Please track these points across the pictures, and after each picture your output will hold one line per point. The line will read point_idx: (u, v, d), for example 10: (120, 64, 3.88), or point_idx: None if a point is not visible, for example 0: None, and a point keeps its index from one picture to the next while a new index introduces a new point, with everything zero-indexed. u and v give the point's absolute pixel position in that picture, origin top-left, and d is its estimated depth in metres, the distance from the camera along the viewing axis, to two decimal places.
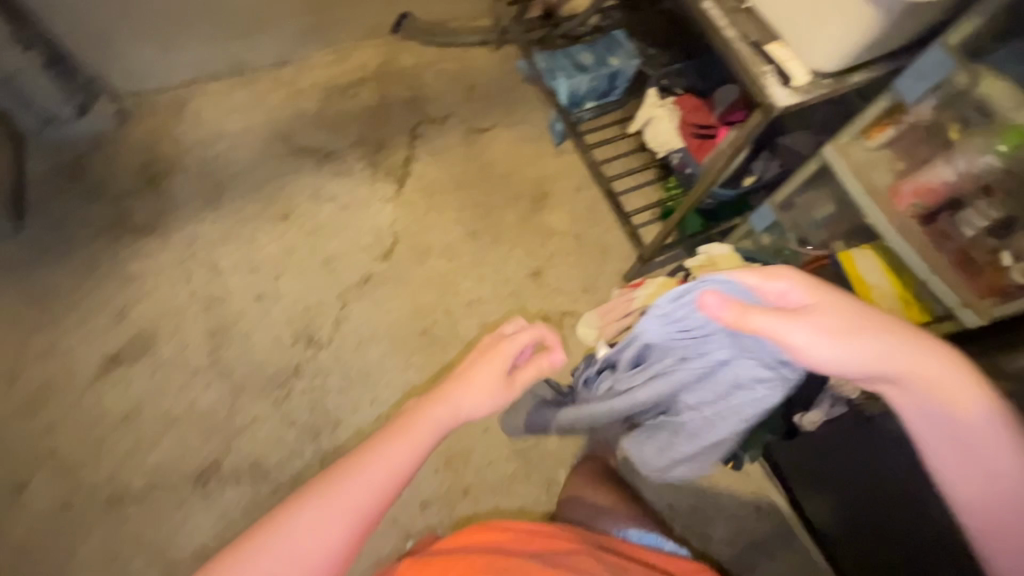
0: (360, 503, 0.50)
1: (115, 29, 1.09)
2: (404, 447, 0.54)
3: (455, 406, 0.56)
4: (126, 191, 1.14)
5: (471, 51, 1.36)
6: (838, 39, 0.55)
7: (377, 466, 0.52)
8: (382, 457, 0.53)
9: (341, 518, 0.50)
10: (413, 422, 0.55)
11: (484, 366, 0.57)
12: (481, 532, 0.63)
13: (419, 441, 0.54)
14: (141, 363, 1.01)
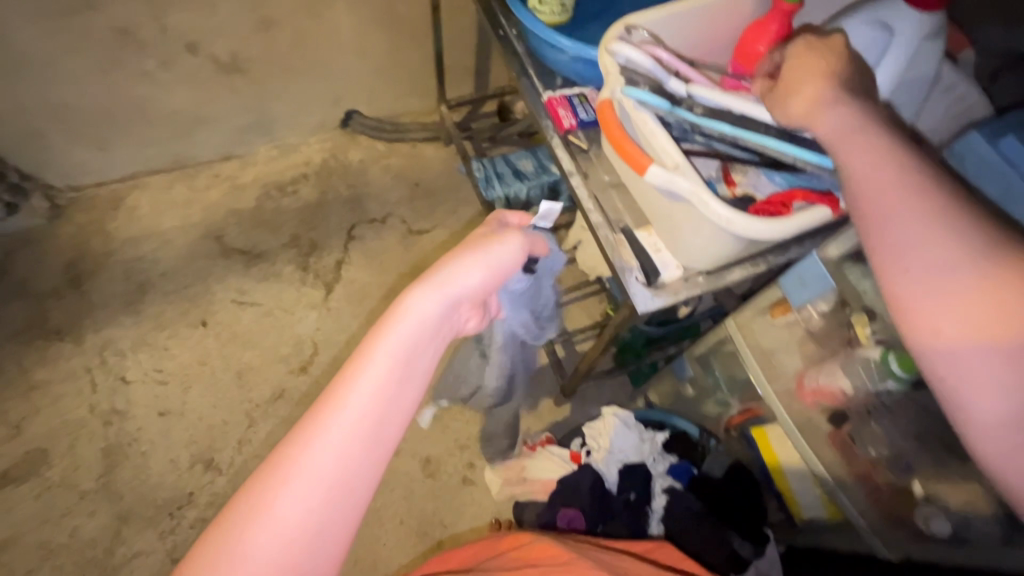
0: (367, 440, 0.37)
1: (43, 132, 1.08)
2: (384, 366, 0.38)
3: (447, 283, 0.44)
4: (45, 291, 1.11)
5: (419, 146, 1.33)
6: (699, 244, 0.49)
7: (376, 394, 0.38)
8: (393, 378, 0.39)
9: (329, 482, 0.36)
10: (388, 327, 0.40)
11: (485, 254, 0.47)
12: (458, 555, 0.64)
13: (405, 351, 0.39)
14: (29, 483, 0.96)
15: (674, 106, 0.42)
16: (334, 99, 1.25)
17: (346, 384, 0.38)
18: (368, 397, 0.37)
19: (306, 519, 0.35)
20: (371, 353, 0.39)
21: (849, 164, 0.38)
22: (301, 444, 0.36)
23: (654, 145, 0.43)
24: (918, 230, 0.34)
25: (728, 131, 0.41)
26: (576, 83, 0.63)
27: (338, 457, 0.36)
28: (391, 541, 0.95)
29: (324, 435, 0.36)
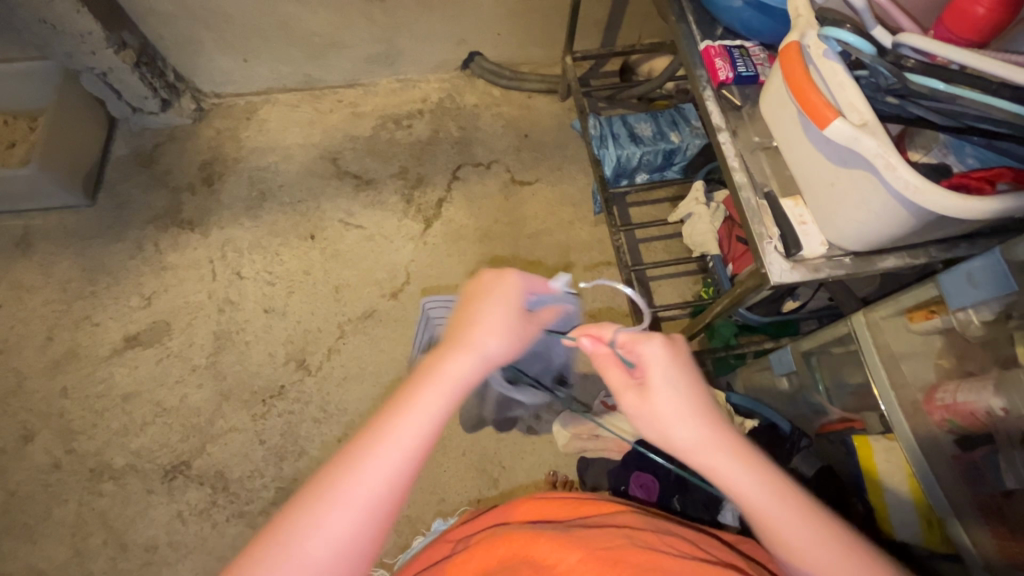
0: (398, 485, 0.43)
1: (201, 34, 1.16)
2: (416, 419, 0.45)
3: (481, 349, 0.49)
4: (182, 185, 1.23)
5: (535, 97, 1.31)
6: (860, 217, 0.45)
7: (413, 422, 0.45)
8: (419, 413, 0.45)
9: (375, 509, 0.42)
10: (429, 378, 0.47)
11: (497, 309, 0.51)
12: (529, 505, 0.56)
13: (436, 408, 0.46)
14: (154, 348, 1.09)
15: (878, 55, 0.38)
16: (460, 38, 1.25)
17: (398, 407, 0.46)
18: (411, 443, 0.44)
19: (354, 537, 0.42)
20: (413, 406, 0.46)
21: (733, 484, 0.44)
22: (361, 450, 0.44)
23: (847, 101, 0.39)
24: (767, 493, 0.43)
25: (942, 90, 0.36)
26: (739, 35, 0.59)
27: (372, 495, 0.43)
28: (452, 470, 1.00)
29: (375, 453, 0.43)
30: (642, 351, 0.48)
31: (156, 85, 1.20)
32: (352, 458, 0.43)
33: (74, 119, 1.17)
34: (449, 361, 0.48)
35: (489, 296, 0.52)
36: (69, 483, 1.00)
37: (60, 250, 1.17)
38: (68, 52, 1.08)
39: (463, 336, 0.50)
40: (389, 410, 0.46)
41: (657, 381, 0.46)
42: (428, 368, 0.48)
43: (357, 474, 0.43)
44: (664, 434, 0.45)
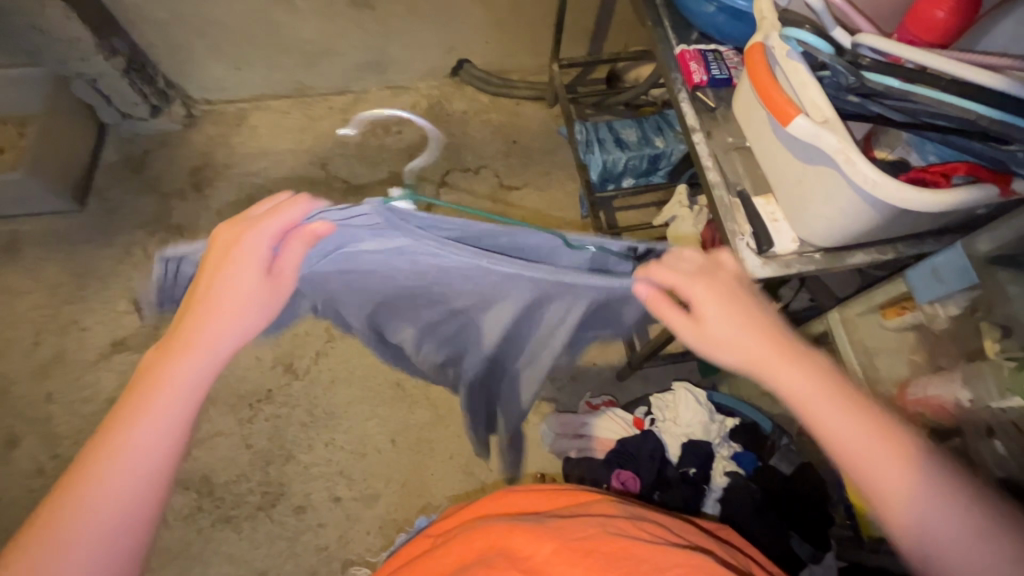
0: (135, 509, 0.39)
1: (192, 41, 1.17)
2: (172, 396, 0.41)
3: (212, 332, 0.42)
4: (172, 191, 1.23)
5: (523, 104, 1.33)
6: (827, 213, 0.46)
7: (171, 400, 0.41)
8: (177, 387, 0.41)
9: (141, 485, 0.39)
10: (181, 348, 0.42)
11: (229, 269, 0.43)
12: (510, 498, 0.56)
13: (196, 376, 0.42)
14: (141, 353, 1.09)
15: (837, 54, 0.39)
16: (449, 46, 1.27)
17: (149, 383, 0.41)
18: (163, 421, 0.40)
19: (123, 509, 0.38)
20: (136, 421, 0.40)
21: (821, 421, 0.40)
22: (115, 438, 0.39)
23: (807, 96, 0.40)
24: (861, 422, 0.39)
25: (897, 87, 0.37)
26: (713, 40, 0.61)
27: (136, 476, 0.39)
28: (439, 473, 1.00)
29: (123, 440, 0.39)
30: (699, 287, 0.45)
31: (146, 92, 1.20)
32: (100, 452, 0.39)
33: (64, 125, 1.17)
34: (172, 363, 0.41)
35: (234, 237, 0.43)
36: (54, 489, 1.00)
37: (47, 255, 1.17)
38: (58, 58, 1.09)
39: (193, 310, 0.41)
40: (133, 388, 0.41)
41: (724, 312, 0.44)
42: (146, 377, 0.41)
43: (112, 457, 0.39)
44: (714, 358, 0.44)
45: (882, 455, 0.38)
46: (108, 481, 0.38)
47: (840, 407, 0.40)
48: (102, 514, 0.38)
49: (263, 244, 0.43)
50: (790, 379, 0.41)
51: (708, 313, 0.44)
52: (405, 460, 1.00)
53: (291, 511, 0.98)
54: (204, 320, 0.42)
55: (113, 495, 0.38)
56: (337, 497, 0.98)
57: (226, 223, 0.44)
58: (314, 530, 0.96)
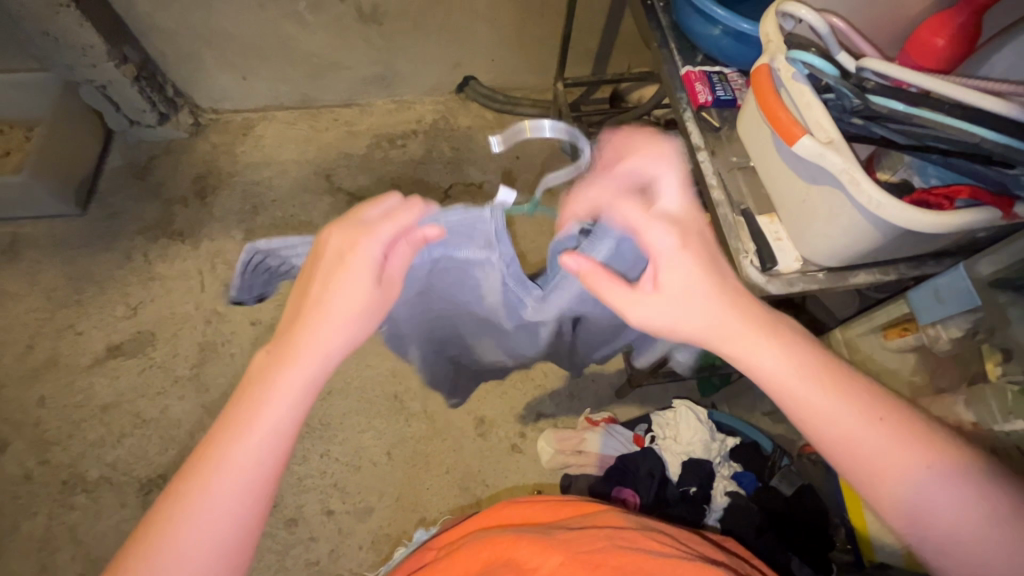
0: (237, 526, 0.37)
1: (202, 51, 1.19)
2: (282, 399, 0.39)
3: (320, 340, 0.40)
4: (175, 197, 1.24)
5: (527, 121, 1.34)
6: (831, 232, 0.46)
7: (283, 400, 0.39)
8: (289, 390, 0.39)
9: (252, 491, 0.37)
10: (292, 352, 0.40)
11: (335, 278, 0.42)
12: (516, 508, 0.55)
13: (308, 379, 0.40)
14: (136, 359, 1.08)
15: (842, 77, 0.40)
16: (455, 63, 1.29)
17: (261, 383, 0.39)
18: (280, 423, 0.38)
19: (232, 519, 0.36)
20: (242, 434, 0.37)
21: (805, 401, 0.40)
22: (224, 439, 0.37)
23: (811, 118, 0.41)
24: (836, 394, 0.40)
25: (901, 110, 0.38)
26: (718, 62, 0.62)
27: (246, 480, 0.37)
28: (434, 487, 0.98)
29: (234, 442, 0.37)
30: (654, 236, 0.45)
31: (154, 99, 1.22)
32: (210, 454, 0.37)
33: (71, 130, 1.18)
34: (279, 372, 0.39)
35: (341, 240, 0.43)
36: (40, 496, 0.98)
37: (47, 259, 1.17)
38: (69, 64, 1.11)
39: (302, 317, 0.41)
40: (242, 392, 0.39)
41: (682, 274, 0.44)
42: (251, 383, 0.39)
43: (223, 460, 0.37)
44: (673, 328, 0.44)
45: (866, 432, 0.39)
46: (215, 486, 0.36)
47: (836, 393, 0.40)
48: (206, 521, 0.36)
49: (377, 248, 0.43)
50: (765, 354, 0.41)
51: (669, 290, 0.44)
52: (400, 473, 0.99)
53: (283, 523, 0.96)
54: (314, 326, 0.40)
55: (223, 502, 0.36)
56: (330, 511, 0.96)
57: (332, 227, 0.44)
58: (305, 544, 0.95)
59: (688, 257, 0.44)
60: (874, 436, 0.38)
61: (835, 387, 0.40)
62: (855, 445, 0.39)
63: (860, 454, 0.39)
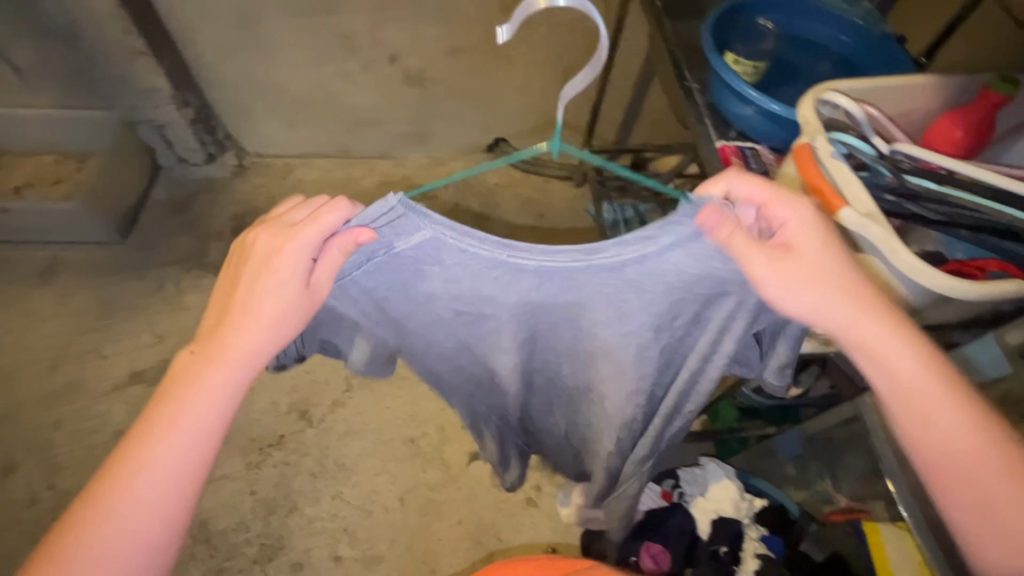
0: (166, 519, 0.41)
1: (255, 100, 1.28)
2: (211, 402, 0.42)
3: (245, 352, 0.43)
4: (212, 232, 1.29)
5: (552, 182, 1.42)
6: None
7: (213, 405, 0.42)
8: (213, 399, 0.42)
9: (175, 484, 0.41)
10: (213, 360, 0.42)
11: (259, 286, 0.42)
12: None
13: (233, 385, 0.43)
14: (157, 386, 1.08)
15: (877, 158, 0.46)
16: (489, 125, 1.38)
17: (187, 386, 0.42)
18: (202, 427, 0.42)
19: (160, 510, 0.41)
20: (166, 432, 0.41)
21: (898, 385, 0.42)
22: (148, 433, 0.41)
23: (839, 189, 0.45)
24: (937, 390, 0.41)
25: (932, 190, 0.44)
26: (749, 138, 0.68)
27: (167, 476, 0.41)
28: (445, 538, 0.96)
29: (160, 442, 0.41)
30: (786, 215, 0.42)
31: (206, 140, 1.29)
32: (133, 454, 0.40)
33: (124, 163, 1.25)
34: (203, 369, 0.41)
35: (267, 234, 0.43)
36: (41, 524, 0.95)
37: (81, 282, 1.20)
38: (133, 104, 1.19)
39: (228, 320, 0.43)
40: (163, 394, 0.42)
41: (811, 256, 0.42)
42: (177, 380, 0.42)
43: (145, 454, 0.40)
44: (788, 304, 0.42)
45: (953, 430, 0.41)
46: (143, 478, 0.40)
47: (933, 388, 0.41)
48: (133, 509, 0.40)
49: (294, 251, 0.42)
50: (881, 338, 0.42)
51: (808, 258, 0.41)
52: (412, 521, 0.97)
53: (287, 567, 0.93)
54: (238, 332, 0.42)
55: (147, 497, 0.40)
56: (337, 556, 0.94)
57: (255, 228, 0.44)
58: None
59: (809, 242, 0.42)
60: (960, 433, 0.40)
61: (941, 376, 0.41)
62: (945, 440, 0.41)
63: (948, 448, 0.41)
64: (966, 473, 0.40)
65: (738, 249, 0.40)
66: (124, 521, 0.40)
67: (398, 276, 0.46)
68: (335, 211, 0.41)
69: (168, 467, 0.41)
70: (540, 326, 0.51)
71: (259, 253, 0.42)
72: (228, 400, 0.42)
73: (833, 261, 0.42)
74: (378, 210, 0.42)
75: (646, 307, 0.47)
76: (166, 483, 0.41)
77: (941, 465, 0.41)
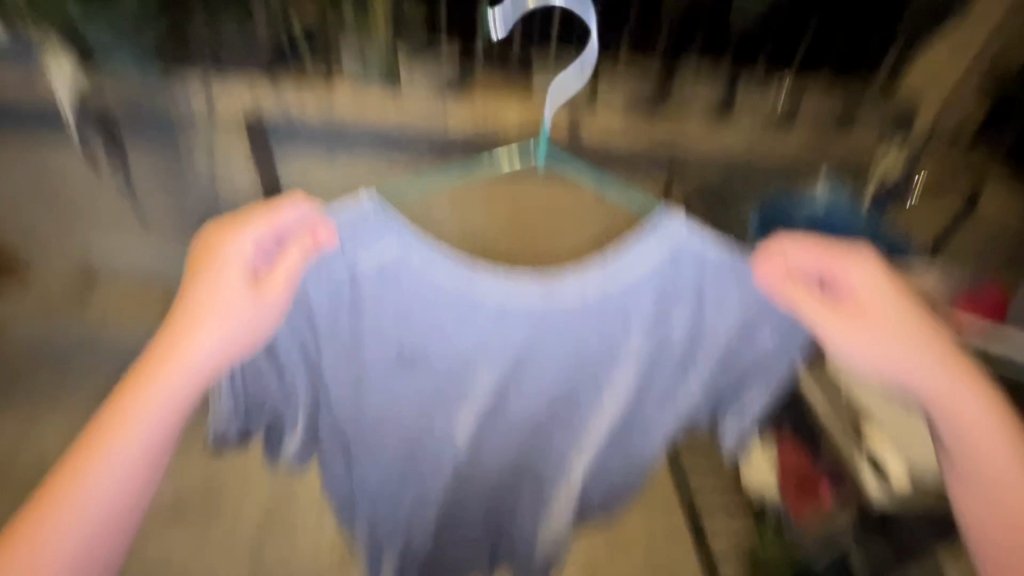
0: (111, 515, 0.52)
1: None
2: (153, 403, 0.54)
3: (195, 352, 0.56)
4: None
5: None
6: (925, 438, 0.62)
7: (155, 405, 0.54)
8: (160, 396, 0.54)
9: (143, 475, 0.54)
10: (163, 367, 0.55)
11: (206, 285, 0.56)
12: None
13: (183, 387, 0.55)
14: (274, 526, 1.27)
15: None
16: None
17: (133, 390, 0.54)
18: (148, 434, 0.53)
19: (120, 498, 0.52)
20: (119, 431, 0.52)
21: (974, 426, 0.57)
22: (113, 431, 0.52)
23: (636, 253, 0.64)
24: (968, 406, 0.57)
25: None
26: None
27: (132, 462, 0.53)
28: None
29: (120, 440, 0.52)
30: (849, 274, 0.59)
31: None
32: (89, 449, 0.52)
33: None
34: (149, 384, 0.54)
35: (218, 241, 0.57)
36: None
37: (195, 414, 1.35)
38: None
39: (174, 333, 0.55)
40: (114, 399, 0.53)
41: (872, 305, 0.59)
42: (126, 391, 0.53)
43: (111, 448, 0.52)
44: (848, 358, 0.61)
45: (980, 419, 0.57)
46: (102, 476, 0.52)
47: (971, 394, 0.58)
48: (94, 498, 0.51)
49: (247, 254, 0.58)
50: (921, 364, 0.58)
51: (870, 318, 0.59)
52: None
53: None
54: (204, 324, 0.56)
55: (105, 489, 0.52)
56: None
57: (207, 232, 0.57)
58: None
59: (868, 283, 0.59)
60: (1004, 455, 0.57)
61: (980, 385, 0.58)
62: (983, 457, 0.57)
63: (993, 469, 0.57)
64: (1008, 482, 0.56)
65: (808, 308, 0.60)
66: (86, 509, 0.51)
67: (347, 291, 0.65)
68: (299, 206, 0.58)
69: (135, 461, 0.53)
70: (493, 346, 0.69)
71: (212, 262, 0.57)
72: (180, 398, 0.55)
73: (890, 311, 0.58)
74: (343, 210, 0.61)
75: (590, 318, 0.67)
76: (132, 475, 0.53)
77: (997, 481, 0.57)
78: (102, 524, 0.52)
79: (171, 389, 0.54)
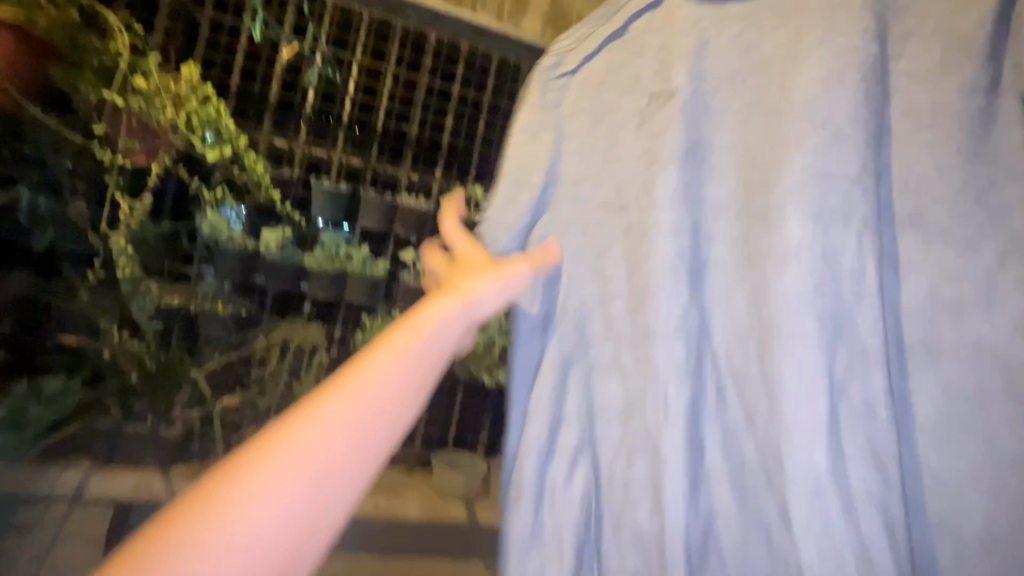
0: (328, 490, 0.56)
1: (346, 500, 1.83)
2: (379, 391, 0.61)
3: (415, 357, 0.64)
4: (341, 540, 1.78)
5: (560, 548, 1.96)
6: None
7: (367, 396, 0.60)
8: (362, 399, 0.60)
9: (341, 454, 0.57)
10: (381, 356, 0.62)
11: (479, 277, 0.75)
12: None
13: (402, 375, 0.62)
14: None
15: None
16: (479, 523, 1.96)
17: (356, 375, 0.61)
18: (328, 445, 0.57)
19: (287, 518, 0.54)
20: (327, 407, 0.58)
21: None
22: (315, 412, 0.58)
23: (820, 62, 0.71)
24: None
25: None
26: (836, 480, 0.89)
27: (344, 426, 0.58)
28: None
29: (324, 418, 0.58)
30: None
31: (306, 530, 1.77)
32: (304, 427, 0.57)
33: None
34: (354, 368, 0.61)
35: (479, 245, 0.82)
36: None
37: None
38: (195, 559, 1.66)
39: (386, 349, 0.63)
40: (336, 375, 0.61)
41: None
42: (345, 373, 0.61)
43: (304, 423, 0.57)
44: None
45: None
46: (307, 448, 0.56)
47: None
48: (246, 541, 0.52)
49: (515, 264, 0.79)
50: None
51: None
52: None
53: None
54: (448, 298, 0.70)
55: (313, 457, 0.56)
56: None
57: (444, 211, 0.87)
58: None
59: None
60: None
61: None
62: None
63: None
64: None
65: None
66: (242, 539, 0.51)
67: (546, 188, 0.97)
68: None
69: (305, 476, 0.55)
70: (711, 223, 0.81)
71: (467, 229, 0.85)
72: (380, 401, 0.60)
73: None
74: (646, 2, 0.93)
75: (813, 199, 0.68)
76: (300, 488, 0.55)
77: None
78: (260, 557, 0.52)
79: (371, 396, 0.60)
